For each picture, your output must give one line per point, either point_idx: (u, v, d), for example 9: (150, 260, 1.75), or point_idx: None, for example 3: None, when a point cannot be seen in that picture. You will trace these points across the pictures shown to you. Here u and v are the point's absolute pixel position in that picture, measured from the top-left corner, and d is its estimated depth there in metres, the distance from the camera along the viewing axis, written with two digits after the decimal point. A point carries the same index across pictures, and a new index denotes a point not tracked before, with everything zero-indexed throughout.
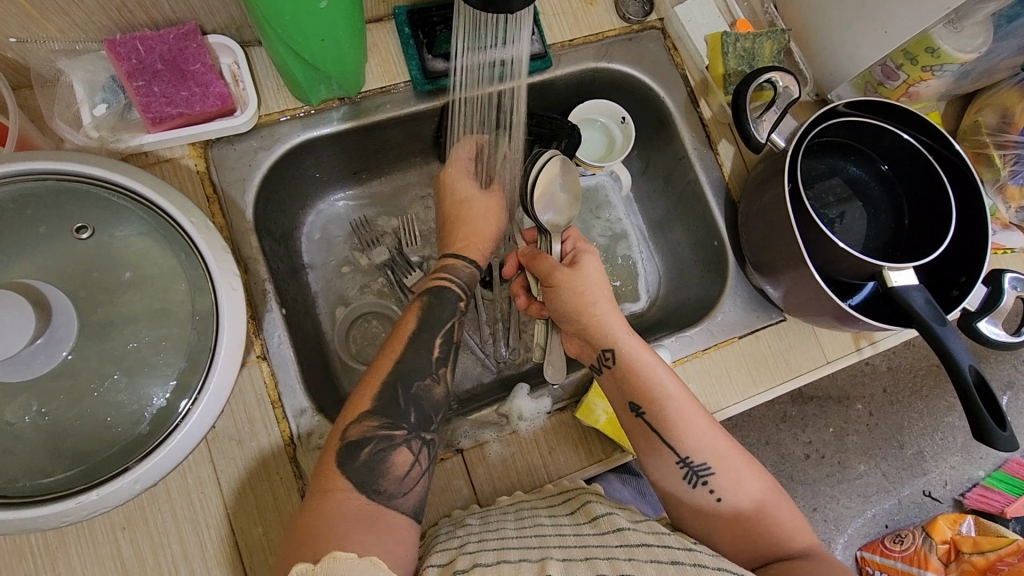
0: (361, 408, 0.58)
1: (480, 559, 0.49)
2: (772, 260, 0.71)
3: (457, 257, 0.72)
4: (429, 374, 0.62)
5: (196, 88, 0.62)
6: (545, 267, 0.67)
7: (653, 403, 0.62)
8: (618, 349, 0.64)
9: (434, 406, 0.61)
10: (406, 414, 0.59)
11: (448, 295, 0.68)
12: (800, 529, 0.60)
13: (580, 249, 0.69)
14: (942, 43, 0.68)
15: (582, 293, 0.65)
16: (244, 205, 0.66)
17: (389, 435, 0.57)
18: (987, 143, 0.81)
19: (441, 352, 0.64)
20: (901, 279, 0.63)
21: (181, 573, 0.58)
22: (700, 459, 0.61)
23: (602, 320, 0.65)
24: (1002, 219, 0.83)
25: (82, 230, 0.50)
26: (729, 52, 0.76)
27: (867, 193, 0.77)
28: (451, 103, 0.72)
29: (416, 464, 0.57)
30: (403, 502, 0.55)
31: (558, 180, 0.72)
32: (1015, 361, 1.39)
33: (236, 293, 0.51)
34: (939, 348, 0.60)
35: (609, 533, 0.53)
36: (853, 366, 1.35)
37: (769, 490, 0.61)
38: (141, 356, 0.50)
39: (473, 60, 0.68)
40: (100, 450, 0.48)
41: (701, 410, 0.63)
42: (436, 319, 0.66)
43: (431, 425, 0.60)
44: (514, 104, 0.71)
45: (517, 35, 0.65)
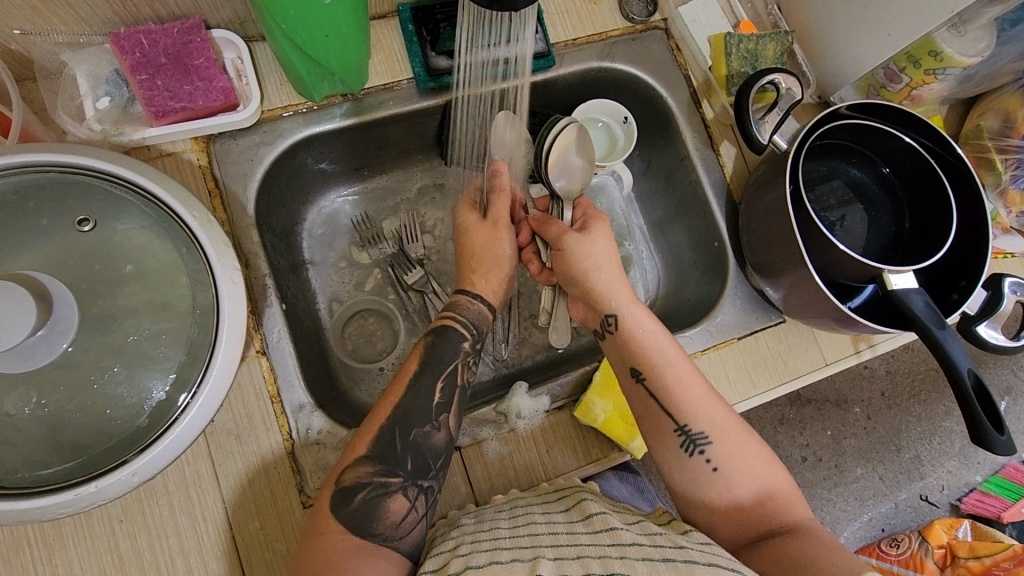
0: (358, 454, 0.57)
1: (472, 561, 0.49)
2: (773, 262, 0.71)
3: (464, 293, 0.68)
4: (431, 421, 0.60)
5: (199, 82, 0.62)
6: (555, 232, 0.67)
7: (653, 370, 0.63)
8: (620, 316, 0.65)
9: (435, 452, 0.59)
10: (402, 460, 0.58)
11: (450, 334, 0.65)
12: (796, 506, 0.60)
13: (589, 215, 0.70)
14: (945, 47, 0.68)
15: (587, 257, 0.66)
16: (245, 200, 0.66)
17: (384, 482, 0.56)
18: (989, 147, 0.81)
19: (442, 398, 0.61)
20: (901, 282, 0.63)
21: (179, 566, 0.58)
22: (698, 428, 0.61)
23: (607, 286, 0.66)
24: (1003, 223, 0.83)
25: (84, 222, 0.50)
26: (732, 53, 0.76)
27: (869, 195, 0.77)
28: (455, 100, 0.72)
29: (412, 511, 0.57)
30: (400, 543, 0.55)
31: (573, 148, 0.72)
32: (1014, 366, 1.39)
33: (237, 287, 0.51)
34: (937, 350, 0.60)
35: (602, 532, 0.53)
36: (852, 369, 1.35)
37: (767, 467, 0.61)
38: (141, 349, 0.50)
39: (475, 59, 0.67)
40: (98, 443, 0.48)
41: (701, 380, 0.63)
42: (438, 362, 0.63)
43: (430, 471, 0.59)
44: (516, 102, 0.72)
45: (523, 33, 0.66)
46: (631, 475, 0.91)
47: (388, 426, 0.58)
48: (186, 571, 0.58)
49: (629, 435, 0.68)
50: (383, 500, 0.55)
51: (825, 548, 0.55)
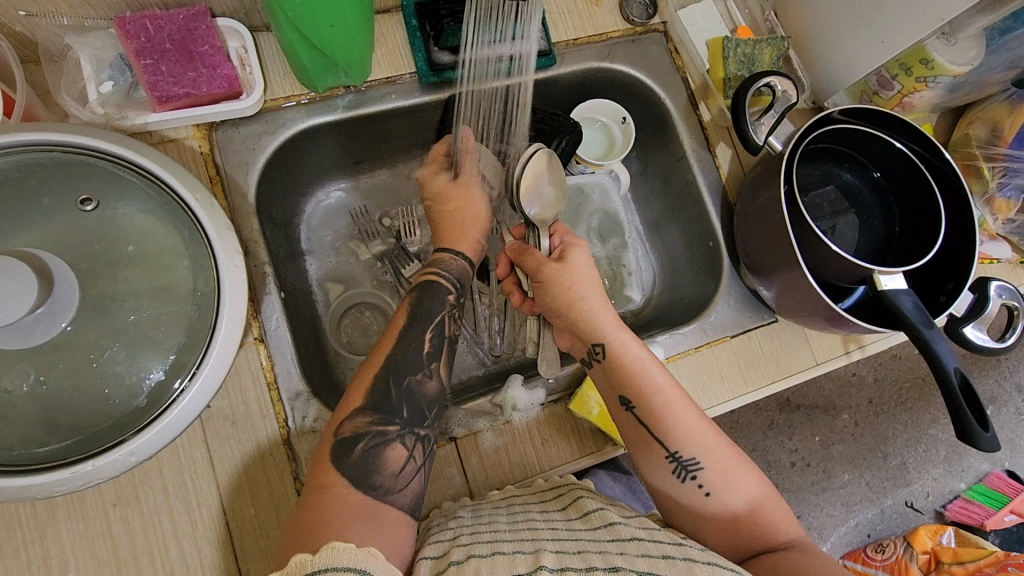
0: (353, 406, 0.58)
1: (474, 550, 0.49)
2: (767, 262, 0.72)
3: (446, 250, 0.69)
4: (422, 368, 0.61)
5: (203, 69, 0.63)
6: (533, 263, 0.67)
7: (641, 398, 0.63)
8: (607, 345, 0.65)
9: (428, 401, 0.61)
10: (398, 409, 0.58)
11: (438, 288, 0.66)
12: (786, 520, 0.61)
13: (567, 244, 0.69)
14: (936, 55, 0.70)
15: (570, 289, 0.65)
16: (246, 187, 0.67)
17: (382, 431, 0.57)
18: (976, 155, 0.83)
19: (431, 347, 0.63)
20: (891, 283, 0.65)
21: (171, 552, 0.58)
22: (689, 454, 0.61)
23: (593, 317, 0.65)
24: (990, 230, 0.84)
25: (87, 202, 0.50)
26: (730, 57, 0.77)
27: (860, 200, 0.79)
28: (457, 94, 0.72)
29: (410, 460, 0.57)
30: (400, 497, 0.55)
31: (546, 174, 0.70)
32: (999, 376, 1.42)
33: (239, 270, 0.52)
34: (926, 351, 0.62)
35: (601, 528, 0.54)
36: (841, 376, 1.37)
37: (759, 482, 0.62)
38: (140, 329, 0.50)
39: (479, 55, 0.68)
40: (95, 423, 0.47)
41: (689, 404, 0.63)
42: (426, 312, 0.64)
43: (425, 420, 0.60)
44: (519, 99, 0.71)
45: (528, 29, 0.68)
46: (624, 474, 0.92)
47: (400, 407, 0.59)
48: (179, 556, 0.58)
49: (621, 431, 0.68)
50: (392, 484, 0.55)
51: (817, 563, 0.56)
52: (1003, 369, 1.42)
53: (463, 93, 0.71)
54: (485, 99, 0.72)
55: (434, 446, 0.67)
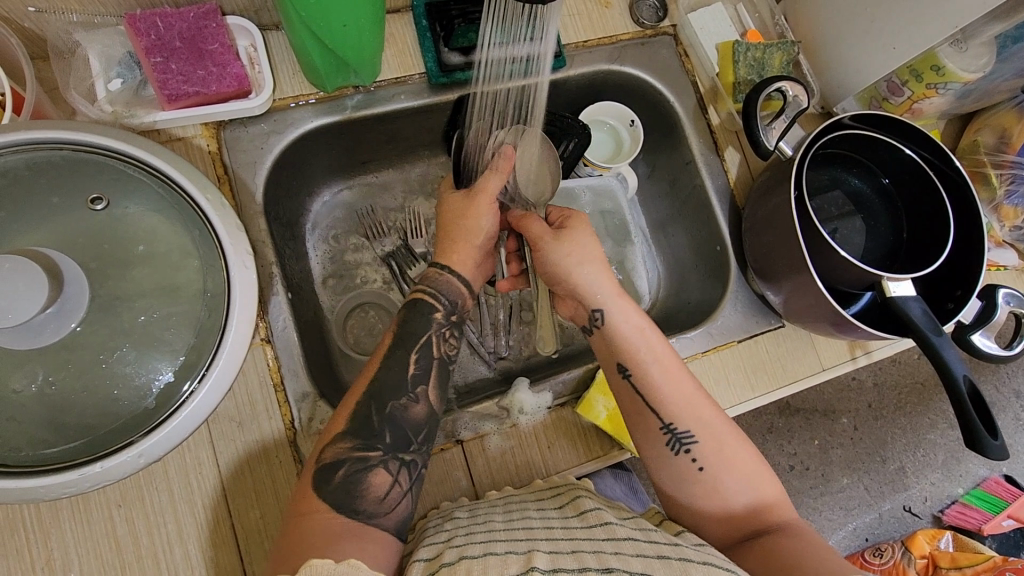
0: (336, 429, 0.57)
1: (467, 552, 0.49)
2: (775, 268, 0.72)
3: (437, 266, 0.67)
4: (407, 393, 0.60)
5: (213, 68, 0.62)
6: (533, 231, 0.67)
7: (639, 367, 0.63)
8: (607, 311, 0.65)
9: (414, 425, 0.60)
10: (381, 434, 0.58)
11: (423, 307, 0.65)
12: (779, 503, 0.61)
13: (568, 218, 0.69)
14: (947, 61, 0.70)
15: (571, 254, 0.66)
16: (254, 187, 0.66)
17: (363, 457, 0.56)
18: (985, 162, 0.83)
19: (418, 368, 0.62)
20: (900, 290, 0.65)
21: (175, 552, 0.58)
22: (684, 427, 0.61)
23: (593, 282, 0.66)
24: (996, 237, 0.84)
25: (97, 201, 0.50)
26: (740, 61, 0.77)
27: (868, 205, 0.78)
28: (468, 95, 0.73)
29: (395, 485, 0.57)
30: (385, 520, 0.55)
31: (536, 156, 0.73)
32: (997, 381, 1.42)
33: (249, 272, 0.51)
34: (934, 356, 0.62)
35: (596, 527, 0.54)
36: (841, 380, 1.37)
37: (756, 464, 0.62)
38: (149, 330, 0.49)
39: (494, 55, 0.68)
40: (102, 424, 0.47)
41: (687, 375, 0.64)
42: (411, 333, 0.63)
43: (411, 444, 0.59)
44: (534, 100, 0.71)
45: (541, 32, 0.65)
46: (626, 475, 0.92)
47: (382, 432, 0.58)
48: (183, 558, 0.58)
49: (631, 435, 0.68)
50: (377, 508, 0.55)
51: (808, 544, 0.56)
52: (1001, 375, 1.42)
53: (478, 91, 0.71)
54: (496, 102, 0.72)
55: (441, 448, 0.66)
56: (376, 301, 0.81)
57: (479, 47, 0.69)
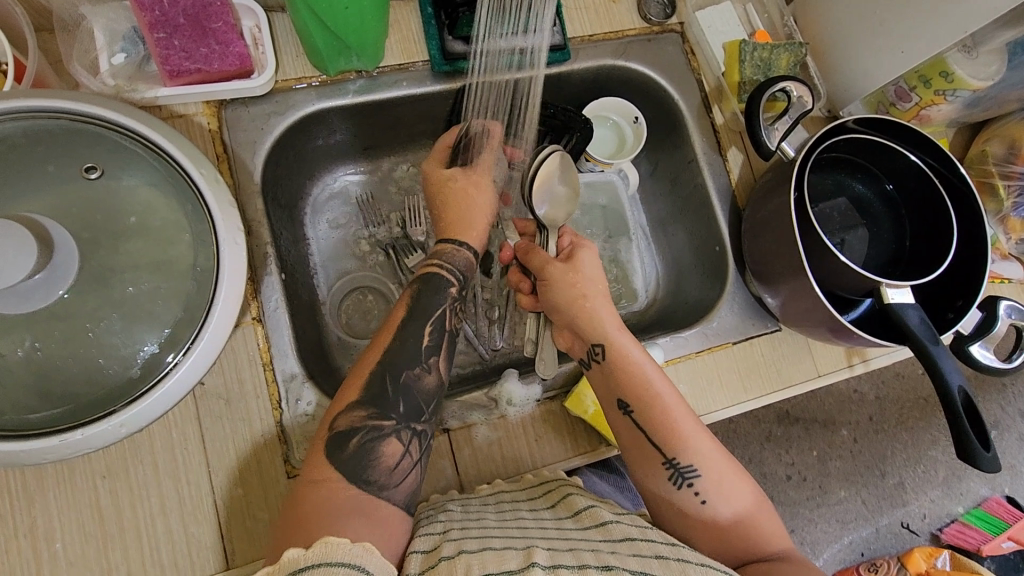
0: (349, 400, 0.57)
1: (464, 546, 0.49)
2: (772, 269, 0.71)
3: (450, 241, 0.67)
4: (420, 363, 0.61)
5: (216, 46, 0.62)
6: (538, 261, 0.67)
7: (640, 401, 0.62)
8: (608, 345, 0.65)
9: (426, 399, 0.60)
10: (395, 404, 0.58)
11: (439, 281, 0.65)
12: (776, 532, 0.60)
13: (576, 244, 0.69)
14: (956, 68, 0.69)
15: (574, 285, 0.66)
16: (253, 167, 0.67)
17: (377, 426, 0.56)
18: (993, 173, 0.81)
19: (430, 341, 0.62)
20: (898, 297, 0.64)
21: (157, 527, 0.58)
22: (686, 461, 0.60)
23: (594, 314, 0.65)
24: (1002, 249, 0.83)
25: (92, 170, 0.50)
26: (746, 61, 0.77)
27: (871, 211, 0.78)
28: (467, 86, 0.73)
29: (406, 455, 0.57)
30: (395, 493, 0.55)
31: (557, 174, 0.71)
32: (1002, 401, 1.40)
33: (240, 248, 0.51)
34: (931, 367, 0.61)
35: (592, 529, 0.53)
36: (843, 392, 1.37)
37: (753, 494, 0.62)
38: (138, 302, 0.49)
39: (492, 46, 0.69)
40: (87, 392, 0.47)
41: (686, 409, 0.63)
42: (425, 307, 0.63)
43: (422, 415, 0.59)
44: (529, 95, 0.72)
45: (540, 23, 0.69)
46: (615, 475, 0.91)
47: (396, 403, 0.58)
48: (165, 533, 0.58)
49: None
50: (387, 479, 0.55)
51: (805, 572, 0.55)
52: (1006, 395, 1.41)
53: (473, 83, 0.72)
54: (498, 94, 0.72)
55: None
56: (370, 285, 0.82)
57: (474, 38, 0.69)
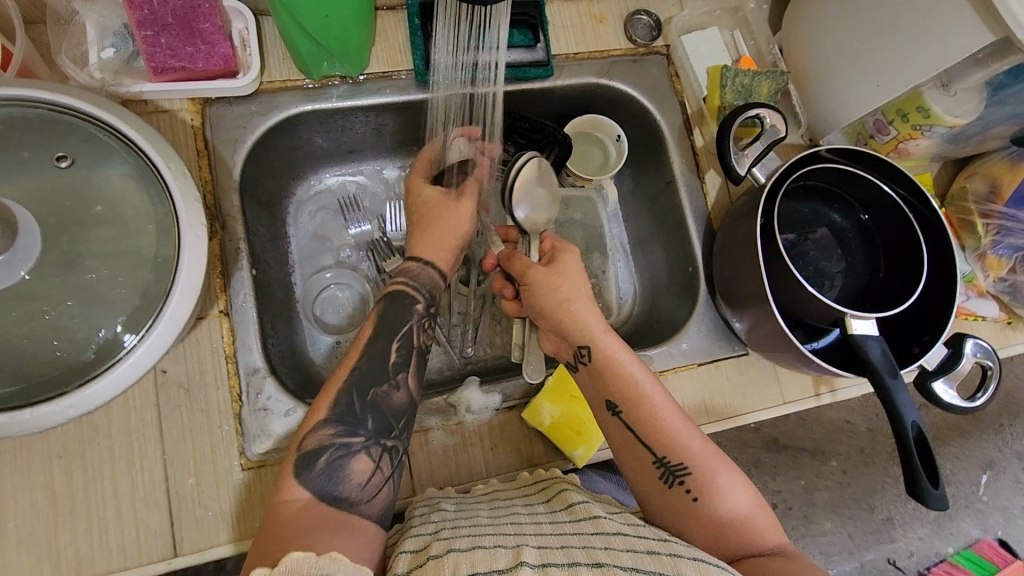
0: (318, 416, 0.57)
1: (454, 545, 0.48)
2: (739, 294, 0.72)
3: (415, 259, 0.68)
4: (387, 380, 0.60)
5: (201, 45, 0.64)
6: (520, 266, 0.66)
7: (629, 402, 0.61)
8: (595, 347, 0.63)
9: (395, 411, 0.59)
10: (363, 420, 0.58)
11: (404, 298, 0.65)
12: (773, 527, 0.59)
13: (557, 248, 0.68)
14: (932, 104, 0.69)
15: (559, 289, 0.63)
16: (232, 164, 0.68)
17: (346, 442, 0.56)
18: (972, 211, 0.81)
19: (398, 358, 0.62)
20: (861, 328, 0.64)
21: (108, 509, 0.59)
22: (676, 459, 0.60)
23: (580, 317, 0.63)
24: (979, 286, 0.82)
25: (62, 159, 0.52)
26: (727, 86, 0.78)
27: (846, 241, 0.77)
28: (429, 100, 0.75)
29: (377, 471, 0.56)
30: (367, 508, 0.54)
31: (536, 178, 0.70)
32: (1000, 442, 1.38)
33: (201, 243, 0.53)
34: (887, 401, 0.61)
35: (585, 521, 0.53)
36: (833, 423, 1.36)
37: (749, 491, 0.60)
38: (98, 287, 0.51)
39: (453, 59, 0.70)
40: (41, 372, 0.48)
41: (674, 408, 0.62)
42: (392, 324, 0.63)
43: (393, 429, 0.59)
44: (490, 109, 0.73)
45: (500, 40, 0.67)
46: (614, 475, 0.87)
47: (365, 418, 0.58)
48: (116, 515, 0.59)
49: (571, 443, 0.68)
50: (360, 495, 0.54)
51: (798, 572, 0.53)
52: (1004, 436, 1.38)
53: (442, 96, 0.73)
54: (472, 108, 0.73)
55: None
56: (346, 284, 0.82)
57: (437, 49, 0.70)
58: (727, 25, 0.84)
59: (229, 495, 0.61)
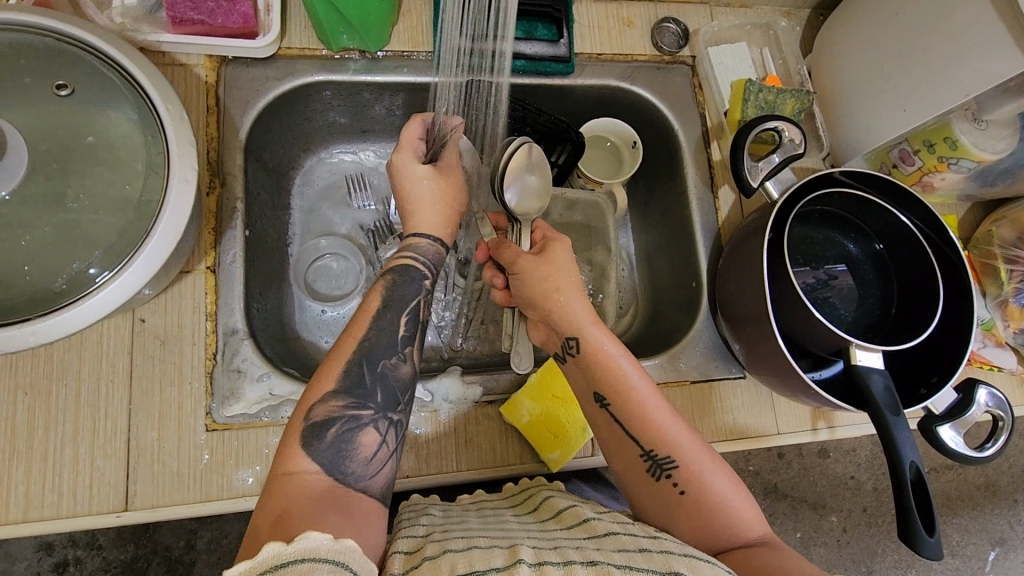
0: (324, 387, 0.53)
1: (449, 545, 0.45)
2: (739, 312, 0.69)
3: (421, 233, 0.64)
4: (396, 353, 0.57)
5: (223, 2, 0.64)
6: (510, 255, 0.63)
7: (617, 394, 0.59)
8: (583, 338, 0.60)
9: (403, 385, 0.56)
10: (372, 393, 0.54)
11: (413, 273, 0.62)
12: (759, 519, 0.56)
13: (550, 239, 0.66)
14: (961, 136, 0.66)
15: (548, 278, 0.61)
16: (240, 124, 0.68)
17: (355, 415, 0.52)
18: (996, 255, 0.78)
19: (407, 331, 0.58)
20: (867, 360, 0.60)
21: (65, 452, 0.58)
22: (663, 451, 0.57)
23: (569, 307, 0.61)
24: (997, 336, 0.78)
25: (63, 88, 0.51)
26: (750, 100, 0.76)
27: (859, 271, 0.74)
28: (432, 84, 0.73)
29: (383, 446, 0.52)
30: (372, 484, 0.50)
31: (528, 161, 0.69)
32: (1013, 519, 1.30)
33: (188, 187, 0.52)
34: (887, 439, 0.57)
35: (575, 526, 0.50)
36: (837, 477, 1.29)
37: (739, 486, 0.57)
38: (77, 218, 0.50)
39: (455, 44, 0.69)
40: (8, 296, 0.47)
41: (662, 401, 0.59)
42: (401, 298, 0.60)
43: (399, 403, 0.55)
44: (491, 100, 0.71)
45: (505, 29, 0.67)
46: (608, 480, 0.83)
47: (373, 391, 0.54)
48: (72, 460, 0.58)
49: (548, 446, 0.66)
50: (364, 470, 0.50)
51: (787, 562, 0.50)
52: (1019, 512, 1.31)
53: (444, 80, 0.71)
54: (476, 96, 0.72)
55: None
56: (343, 255, 0.82)
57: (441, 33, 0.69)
58: (755, 42, 0.83)
59: (189, 455, 0.59)
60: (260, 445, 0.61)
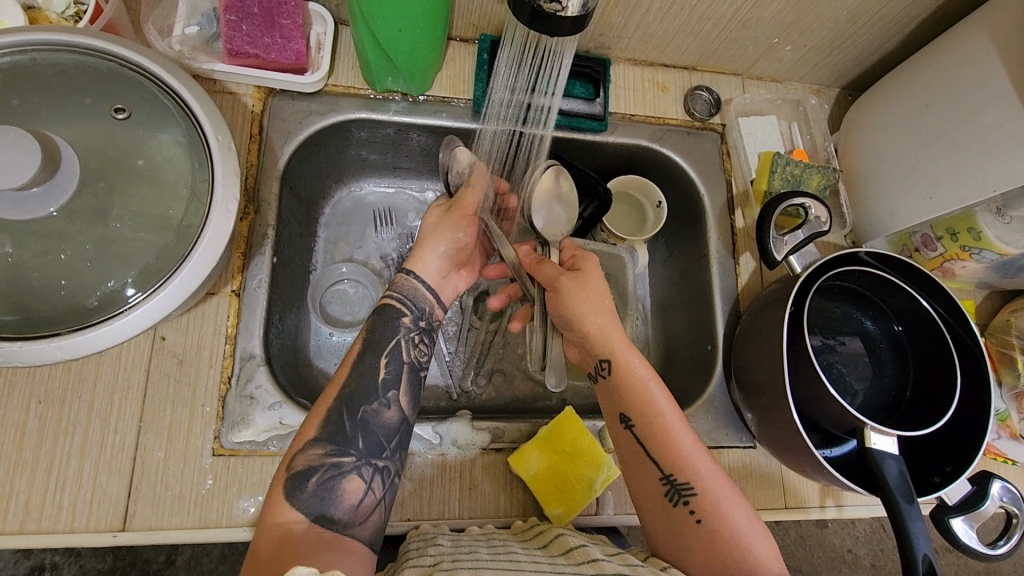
0: (305, 436, 0.54)
1: None
2: (753, 382, 0.69)
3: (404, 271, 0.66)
4: (378, 398, 0.57)
5: (279, 39, 0.67)
6: (549, 273, 0.65)
7: (643, 417, 0.59)
8: (614, 360, 0.62)
9: (387, 432, 0.56)
10: (353, 439, 0.54)
11: (392, 313, 0.62)
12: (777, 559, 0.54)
13: (582, 259, 0.67)
14: (985, 228, 0.67)
15: (582, 298, 0.62)
16: (280, 154, 0.70)
17: (337, 462, 0.53)
18: (1014, 345, 0.78)
19: (386, 375, 0.59)
20: (881, 444, 0.60)
21: (70, 464, 0.58)
22: (684, 478, 0.56)
23: (601, 327, 0.62)
24: (1011, 428, 0.77)
25: (120, 111, 0.53)
26: (777, 172, 0.77)
27: (877, 351, 0.74)
28: (477, 131, 0.75)
29: (369, 493, 0.53)
30: (360, 531, 0.51)
31: (558, 191, 0.74)
32: None
33: (228, 216, 0.53)
34: (898, 523, 0.56)
35: (584, 562, 0.49)
36: (835, 550, 1.26)
37: (757, 523, 0.55)
38: (118, 237, 0.51)
39: (504, 97, 0.71)
40: (42, 309, 0.48)
41: (688, 428, 0.59)
42: (379, 339, 0.60)
43: (384, 449, 0.56)
44: (534, 151, 0.73)
45: (556, 86, 0.68)
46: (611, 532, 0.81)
47: (355, 437, 0.55)
48: (75, 474, 0.57)
49: (552, 500, 0.65)
50: (352, 518, 0.51)
51: None
52: None
53: (488, 130, 0.74)
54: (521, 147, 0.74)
55: None
56: (361, 282, 0.82)
57: (493, 85, 0.72)
58: (784, 116, 0.85)
59: (192, 478, 0.59)
60: (265, 475, 0.60)
